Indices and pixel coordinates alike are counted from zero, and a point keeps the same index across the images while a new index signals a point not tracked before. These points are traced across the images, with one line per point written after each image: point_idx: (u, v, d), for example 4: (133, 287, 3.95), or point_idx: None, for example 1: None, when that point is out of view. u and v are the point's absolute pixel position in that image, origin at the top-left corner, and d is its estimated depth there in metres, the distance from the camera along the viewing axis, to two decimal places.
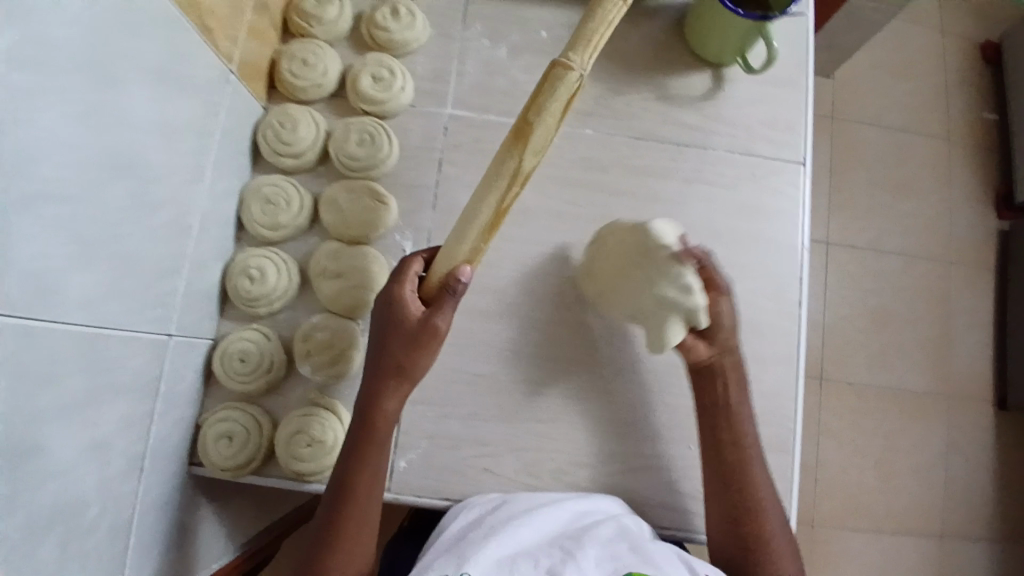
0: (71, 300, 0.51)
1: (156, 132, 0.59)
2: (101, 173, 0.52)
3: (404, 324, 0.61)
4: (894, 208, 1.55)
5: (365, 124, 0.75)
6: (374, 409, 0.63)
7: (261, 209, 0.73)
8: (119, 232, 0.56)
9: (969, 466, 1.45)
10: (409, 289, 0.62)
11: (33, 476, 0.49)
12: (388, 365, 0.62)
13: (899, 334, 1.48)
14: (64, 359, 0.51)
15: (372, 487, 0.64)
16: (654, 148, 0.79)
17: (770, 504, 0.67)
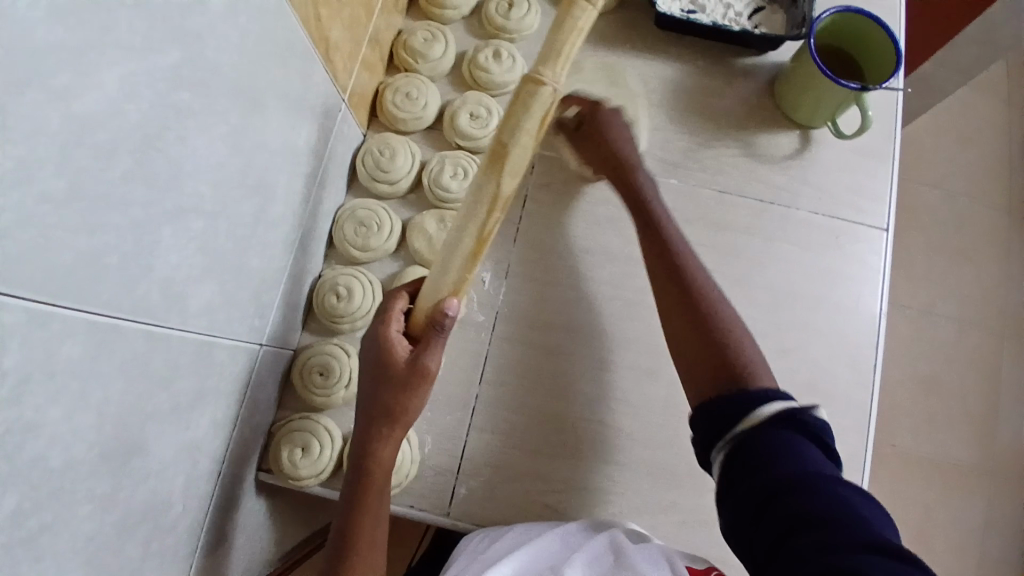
0: (188, 307, 0.54)
1: (275, 153, 0.63)
2: (225, 191, 0.56)
3: (393, 366, 0.63)
4: (953, 274, 1.52)
5: (460, 158, 0.78)
6: (369, 454, 0.64)
7: (354, 231, 0.76)
8: (234, 245, 0.59)
9: (1016, 548, 1.39)
10: (394, 327, 0.64)
11: (137, 471, 0.52)
12: (378, 410, 0.63)
13: (950, 403, 1.45)
14: (175, 362, 0.54)
15: (374, 529, 0.64)
16: (738, 204, 0.82)
17: (723, 308, 0.67)
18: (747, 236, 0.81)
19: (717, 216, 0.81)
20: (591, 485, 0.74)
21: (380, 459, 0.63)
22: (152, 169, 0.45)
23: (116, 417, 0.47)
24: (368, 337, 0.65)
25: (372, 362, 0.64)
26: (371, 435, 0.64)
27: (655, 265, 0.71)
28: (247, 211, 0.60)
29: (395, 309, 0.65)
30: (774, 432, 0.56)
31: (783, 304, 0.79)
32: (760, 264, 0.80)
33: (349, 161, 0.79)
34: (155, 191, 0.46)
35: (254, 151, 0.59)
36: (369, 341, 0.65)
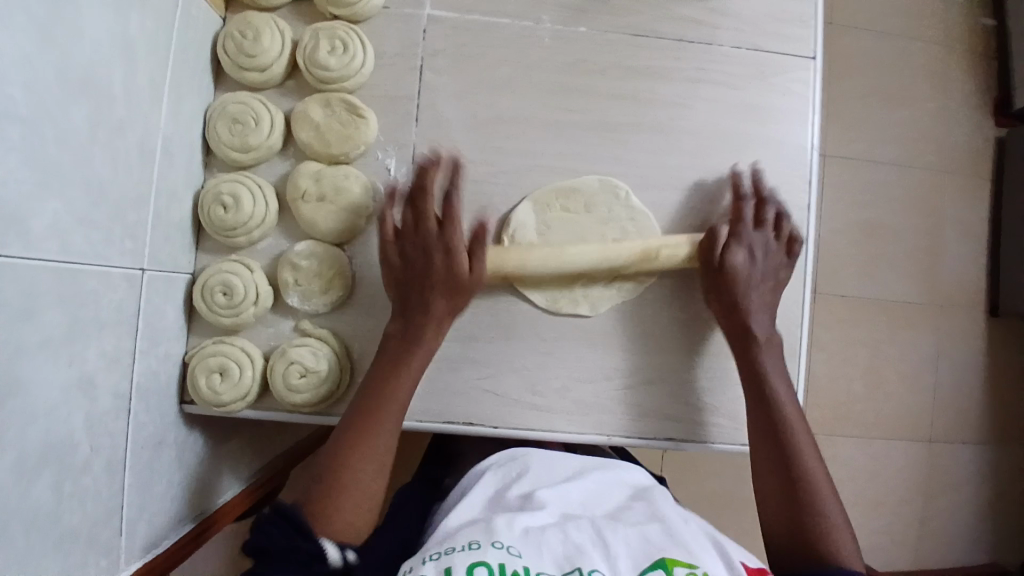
0: (37, 231, 0.46)
1: (111, 40, 0.52)
2: (51, 87, 0.46)
3: (457, 273, 0.65)
4: (891, 114, 1.44)
5: (335, 29, 0.69)
6: (417, 341, 0.66)
7: (229, 130, 0.67)
8: (84, 155, 0.50)
9: (954, 372, 1.45)
10: (459, 237, 0.66)
11: (19, 419, 0.46)
12: (441, 301, 0.66)
13: (889, 245, 1.42)
14: (40, 293, 0.47)
15: (378, 443, 0.62)
16: (656, 46, 0.74)
17: (809, 457, 0.64)
18: (670, 81, 0.74)
19: (632, 61, 0.74)
20: (532, 364, 0.72)
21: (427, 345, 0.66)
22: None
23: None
24: (422, 232, 0.66)
25: (430, 256, 0.65)
26: (416, 329, 0.66)
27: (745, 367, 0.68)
28: (87, 114, 0.50)
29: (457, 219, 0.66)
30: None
31: (715, 150, 0.74)
32: (685, 109, 0.74)
33: (208, 49, 0.68)
34: None
35: (76, 34, 0.48)
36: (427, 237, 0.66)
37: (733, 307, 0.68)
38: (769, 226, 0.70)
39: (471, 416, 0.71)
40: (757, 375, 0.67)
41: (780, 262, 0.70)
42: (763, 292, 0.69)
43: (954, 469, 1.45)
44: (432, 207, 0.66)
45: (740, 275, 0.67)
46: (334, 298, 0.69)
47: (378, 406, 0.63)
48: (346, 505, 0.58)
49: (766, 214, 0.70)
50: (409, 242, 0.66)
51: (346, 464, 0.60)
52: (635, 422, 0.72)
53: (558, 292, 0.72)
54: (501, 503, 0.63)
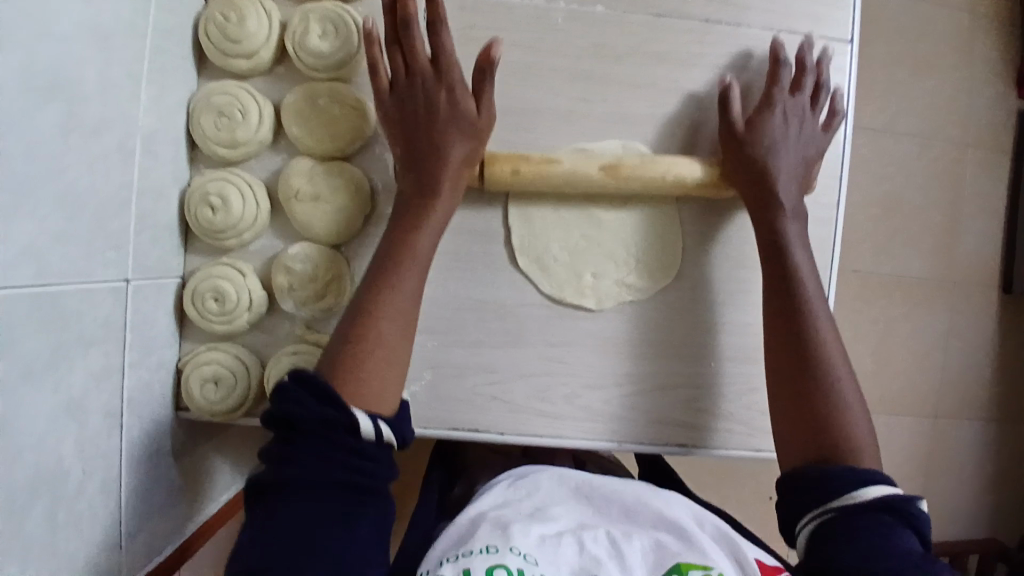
0: (10, 257, 0.42)
1: (81, 34, 0.47)
2: (17, 96, 0.41)
3: (464, 112, 0.61)
4: (918, 82, 1.33)
5: (327, 11, 0.63)
6: (435, 189, 0.60)
7: (215, 123, 0.63)
8: (58, 165, 0.46)
9: (965, 354, 1.39)
10: (458, 76, 0.61)
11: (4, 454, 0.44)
12: (455, 141, 0.61)
13: (908, 223, 1.34)
14: (16, 321, 0.43)
15: (398, 301, 0.57)
16: (678, 26, 0.68)
17: (829, 344, 0.59)
18: (692, 66, 0.68)
19: (653, 44, 0.68)
20: (541, 370, 0.69)
21: (446, 198, 0.61)
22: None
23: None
24: (415, 74, 0.60)
25: (430, 96, 0.60)
26: (429, 180, 0.60)
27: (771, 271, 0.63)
28: (57, 120, 0.46)
29: (449, 51, 0.60)
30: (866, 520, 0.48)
31: None
32: (709, 98, 0.69)
33: (190, 33, 0.63)
34: None
35: (42, 32, 0.43)
36: (421, 79, 0.61)
37: (758, 172, 0.63)
38: (806, 92, 0.65)
39: (477, 424, 0.68)
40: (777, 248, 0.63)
41: (811, 122, 0.65)
42: (791, 156, 0.64)
43: (959, 450, 1.41)
44: (419, 40, 0.60)
45: (764, 134, 0.63)
46: (333, 303, 0.65)
47: (395, 263, 0.58)
48: (374, 372, 0.54)
49: (805, 79, 0.65)
50: (403, 87, 0.61)
51: (364, 329, 0.55)
52: (646, 429, 0.69)
53: (564, 282, 0.68)
54: (513, 504, 0.60)
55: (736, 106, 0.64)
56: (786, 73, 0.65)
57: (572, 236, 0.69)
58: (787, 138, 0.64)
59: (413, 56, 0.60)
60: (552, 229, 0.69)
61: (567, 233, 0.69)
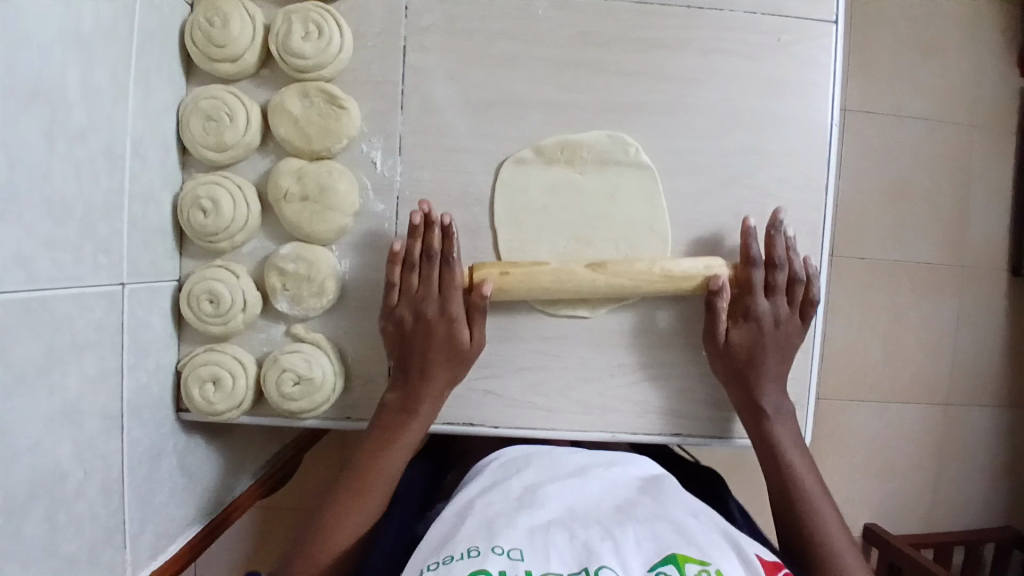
0: None
1: (62, 44, 0.48)
2: None
3: (456, 342, 0.63)
4: (921, 62, 1.30)
5: (309, 11, 0.63)
6: (421, 389, 0.63)
7: (203, 127, 0.63)
8: (43, 174, 0.47)
9: (976, 339, 1.36)
10: (460, 308, 0.63)
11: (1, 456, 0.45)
12: (447, 347, 0.63)
13: (915, 208, 1.31)
14: (7, 326, 0.44)
15: (365, 514, 0.60)
16: (662, 13, 0.68)
17: (823, 507, 0.61)
18: (678, 53, 0.68)
19: (638, 32, 0.68)
20: (533, 363, 0.69)
21: (428, 413, 0.63)
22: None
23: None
24: (422, 292, 0.63)
25: (430, 313, 0.63)
26: (414, 398, 0.63)
27: (756, 434, 0.65)
28: (41, 127, 0.46)
29: (456, 281, 0.63)
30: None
31: (726, 128, 0.68)
32: (695, 85, 0.68)
33: (176, 39, 0.64)
34: None
35: (20, 40, 0.44)
36: (425, 286, 0.63)
37: (741, 379, 0.65)
38: (781, 292, 0.66)
39: (472, 418, 0.69)
40: (754, 408, 0.65)
41: (793, 329, 0.66)
42: (774, 367, 0.65)
43: (972, 437, 1.39)
44: (434, 273, 0.63)
45: (745, 349, 0.64)
46: (326, 301, 0.66)
47: (374, 459, 0.61)
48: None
49: (780, 278, 0.65)
50: (407, 301, 0.63)
51: (329, 534, 0.58)
52: (640, 419, 0.69)
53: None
54: (493, 497, 0.60)
55: (723, 318, 0.65)
56: (760, 273, 0.65)
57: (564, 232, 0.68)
58: (767, 343, 0.65)
59: (424, 277, 0.63)
60: (542, 227, 0.68)
61: (557, 230, 0.68)
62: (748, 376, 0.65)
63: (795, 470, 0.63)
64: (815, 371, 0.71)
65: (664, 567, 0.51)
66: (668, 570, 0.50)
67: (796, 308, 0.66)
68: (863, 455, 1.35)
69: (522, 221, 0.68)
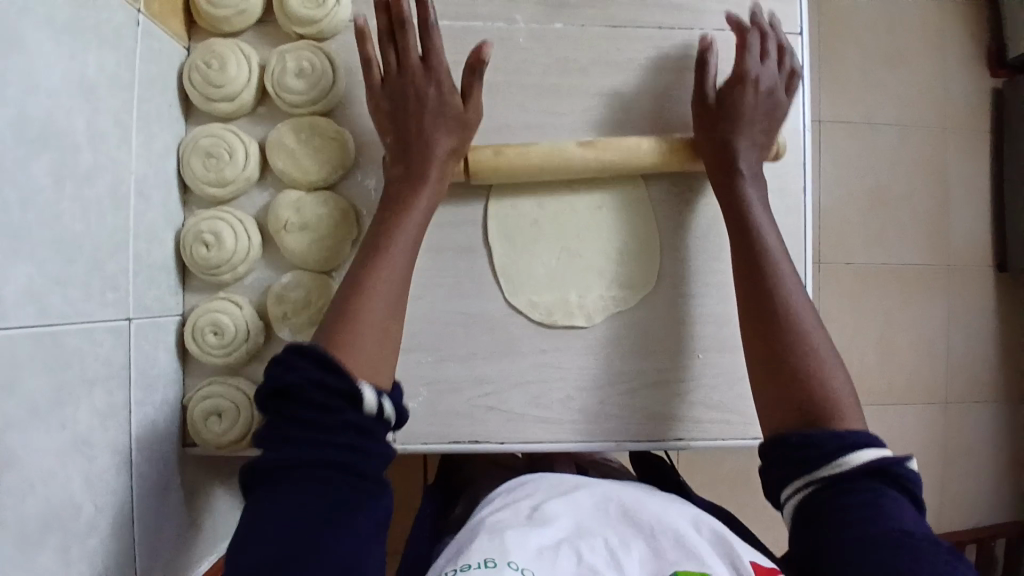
0: (9, 302, 0.44)
1: (69, 91, 0.50)
2: (9, 150, 0.44)
3: (449, 103, 0.64)
4: (888, 70, 1.35)
5: (303, 50, 0.66)
6: (424, 163, 0.63)
7: (204, 165, 0.65)
8: (52, 213, 0.48)
9: (967, 334, 1.39)
10: (448, 75, 0.64)
11: (15, 492, 0.45)
12: (444, 116, 0.64)
13: (895, 209, 1.35)
14: (20, 362, 0.45)
15: (387, 280, 0.58)
16: (637, 37, 0.71)
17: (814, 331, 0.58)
18: (654, 72, 0.71)
19: (614, 55, 0.71)
20: (535, 378, 0.70)
21: (439, 184, 0.64)
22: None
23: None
24: (406, 69, 0.63)
25: (419, 89, 0.63)
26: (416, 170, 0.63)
27: (746, 256, 0.63)
28: (50, 168, 0.48)
29: (435, 48, 0.63)
30: (864, 488, 0.48)
31: None
32: (673, 100, 0.71)
33: (174, 82, 0.66)
34: None
35: (29, 86, 0.46)
36: (410, 74, 0.63)
37: (722, 140, 0.66)
38: (771, 59, 0.68)
39: (477, 435, 0.70)
40: (752, 247, 0.63)
41: (782, 99, 0.68)
42: (761, 125, 0.67)
43: (974, 432, 1.40)
44: (413, 42, 0.63)
45: (734, 105, 0.66)
46: None
47: (388, 236, 0.60)
48: (366, 341, 0.54)
49: (769, 47, 0.68)
50: (394, 81, 0.63)
51: (361, 301, 0.56)
52: (643, 428, 0.70)
53: (553, 306, 0.70)
54: (504, 514, 0.60)
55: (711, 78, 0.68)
56: (751, 43, 0.67)
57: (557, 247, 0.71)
58: (754, 95, 0.66)
59: (402, 48, 0.63)
60: (535, 243, 0.71)
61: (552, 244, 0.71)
62: (732, 116, 0.66)
63: (785, 293, 0.60)
64: None
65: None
66: None
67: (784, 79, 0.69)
68: None
69: (514, 235, 0.71)
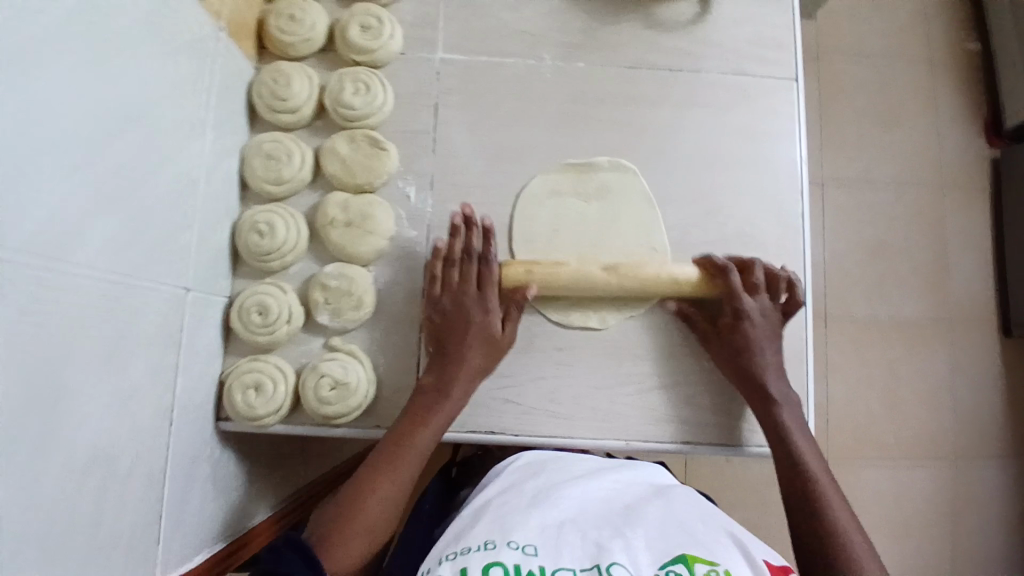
0: (93, 248, 0.51)
1: (162, 85, 0.60)
2: (111, 123, 0.52)
3: (488, 330, 0.70)
4: (884, 131, 1.45)
5: (359, 73, 0.77)
6: (454, 370, 0.68)
7: (264, 165, 0.74)
8: (136, 183, 0.56)
9: (974, 386, 1.40)
10: (495, 303, 0.71)
11: (69, 419, 0.50)
12: (480, 334, 0.70)
13: (895, 260, 1.41)
14: (94, 302, 0.52)
15: (392, 485, 0.62)
16: (649, 76, 0.81)
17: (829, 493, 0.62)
18: (663, 106, 0.81)
19: (630, 91, 0.81)
20: (549, 374, 0.75)
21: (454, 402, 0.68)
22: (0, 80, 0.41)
23: (21, 364, 0.44)
24: (461, 291, 0.71)
25: (470, 313, 0.70)
26: (448, 379, 0.68)
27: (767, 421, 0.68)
28: (139, 145, 0.57)
29: (491, 279, 0.72)
30: None
31: (710, 167, 0.79)
32: (679, 132, 0.80)
33: (245, 95, 0.76)
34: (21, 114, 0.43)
35: (132, 76, 0.55)
36: (465, 297, 0.71)
37: (738, 372, 0.71)
38: (761, 291, 0.73)
39: (491, 425, 0.74)
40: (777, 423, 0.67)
41: (779, 323, 0.72)
42: (771, 353, 0.71)
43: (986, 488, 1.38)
44: (472, 273, 0.72)
45: (739, 346, 0.71)
46: (362, 314, 0.74)
47: (401, 444, 0.64)
48: (356, 539, 0.58)
49: (755, 279, 0.73)
50: (448, 296, 0.71)
51: (370, 493, 0.61)
52: (648, 427, 0.74)
53: (568, 308, 0.76)
54: (509, 498, 0.63)
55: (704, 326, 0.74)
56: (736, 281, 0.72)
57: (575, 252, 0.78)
58: (755, 337, 0.71)
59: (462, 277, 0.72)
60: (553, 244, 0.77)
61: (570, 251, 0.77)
62: (743, 362, 0.71)
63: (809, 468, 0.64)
64: (811, 388, 0.77)
65: (674, 565, 0.52)
66: (678, 568, 0.52)
67: (778, 303, 0.73)
68: (876, 509, 1.34)
69: (535, 244, 0.77)
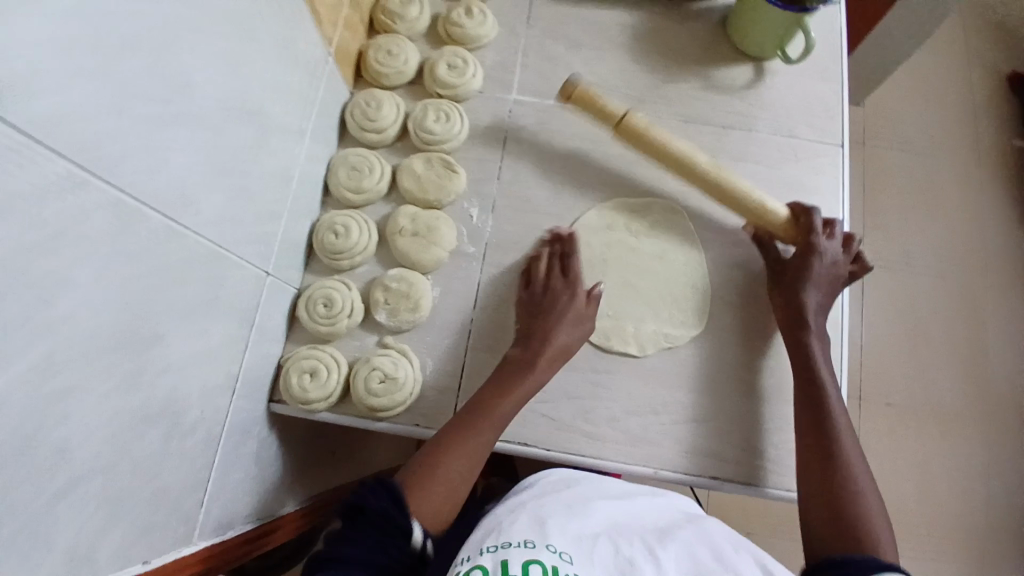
0: (201, 215, 0.58)
1: (276, 91, 0.69)
2: (234, 114, 0.61)
3: (574, 309, 0.77)
4: (929, 214, 1.48)
5: (441, 104, 0.86)
6: (540, 347, 0.74)
7: (347, 175, 0.83)
8: (243, 168, 0.64)
9: None
10: (581, 292, 0.78)
11: (156, 362, 0.55)
12: (566, 316, 0.76)
13: (938, 341, 1.39)
14: (194, 262, 0.58)
15: (476, 443, 0.67)
16: (704, 130, 0.88)
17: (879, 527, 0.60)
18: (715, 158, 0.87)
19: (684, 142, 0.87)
20: (586, 394, 0.78)
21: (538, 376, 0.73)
22: (160, 59, 0.49)
23: (133, 300, 0.50)
24: (549, 281, 0.79)
25: (556, 295, 0.77)
26: (535, 354, 0.73)
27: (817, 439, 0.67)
28: (251, 137, 0.65)
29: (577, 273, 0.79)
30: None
31: None
32: None
33: (339, 114, 0.86)
34: (169, 91, 0.51)
35: (256, 79, 0.64)
36: (552, 286, 0.78)
37: (792, 294, 0.76)
38: (839, 242, 0.79)
39: (525, 437, 0.77)
40: (829, 441, 0.66)
41: (845, 275, 0.78)
42: (826, 293, 0.76)
43: None
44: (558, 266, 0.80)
45: (802, 272, 0.76)
46: (417, 318, 0.79)
47: (486, 410, 0.70)
48: (439, 489, 0.64)
49: (836, 231, 0.79)
50: (537, 283, 0.79)
51: (453, 448, 0.66)
52: (679, 458, 0.75)
53: (609, 334, 0.80)
54: (544, 503, 0.64)
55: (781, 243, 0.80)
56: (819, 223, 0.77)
57: (620, 283, 0.82)
58: (820, 272, 0.76)
59: (549, 271, 0.79)
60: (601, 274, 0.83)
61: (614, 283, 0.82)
62: (800, 284, 0.75)
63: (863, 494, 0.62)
64: None
65: None
66: None
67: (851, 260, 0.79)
68: None
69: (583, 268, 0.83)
